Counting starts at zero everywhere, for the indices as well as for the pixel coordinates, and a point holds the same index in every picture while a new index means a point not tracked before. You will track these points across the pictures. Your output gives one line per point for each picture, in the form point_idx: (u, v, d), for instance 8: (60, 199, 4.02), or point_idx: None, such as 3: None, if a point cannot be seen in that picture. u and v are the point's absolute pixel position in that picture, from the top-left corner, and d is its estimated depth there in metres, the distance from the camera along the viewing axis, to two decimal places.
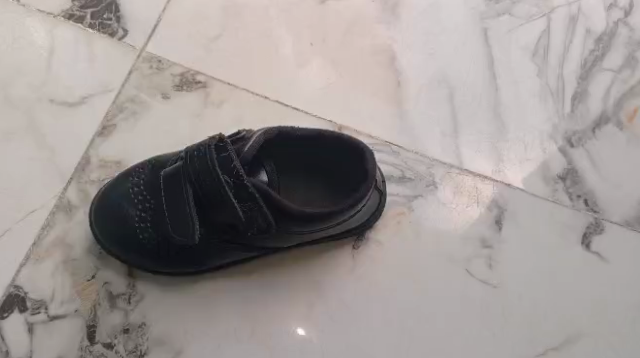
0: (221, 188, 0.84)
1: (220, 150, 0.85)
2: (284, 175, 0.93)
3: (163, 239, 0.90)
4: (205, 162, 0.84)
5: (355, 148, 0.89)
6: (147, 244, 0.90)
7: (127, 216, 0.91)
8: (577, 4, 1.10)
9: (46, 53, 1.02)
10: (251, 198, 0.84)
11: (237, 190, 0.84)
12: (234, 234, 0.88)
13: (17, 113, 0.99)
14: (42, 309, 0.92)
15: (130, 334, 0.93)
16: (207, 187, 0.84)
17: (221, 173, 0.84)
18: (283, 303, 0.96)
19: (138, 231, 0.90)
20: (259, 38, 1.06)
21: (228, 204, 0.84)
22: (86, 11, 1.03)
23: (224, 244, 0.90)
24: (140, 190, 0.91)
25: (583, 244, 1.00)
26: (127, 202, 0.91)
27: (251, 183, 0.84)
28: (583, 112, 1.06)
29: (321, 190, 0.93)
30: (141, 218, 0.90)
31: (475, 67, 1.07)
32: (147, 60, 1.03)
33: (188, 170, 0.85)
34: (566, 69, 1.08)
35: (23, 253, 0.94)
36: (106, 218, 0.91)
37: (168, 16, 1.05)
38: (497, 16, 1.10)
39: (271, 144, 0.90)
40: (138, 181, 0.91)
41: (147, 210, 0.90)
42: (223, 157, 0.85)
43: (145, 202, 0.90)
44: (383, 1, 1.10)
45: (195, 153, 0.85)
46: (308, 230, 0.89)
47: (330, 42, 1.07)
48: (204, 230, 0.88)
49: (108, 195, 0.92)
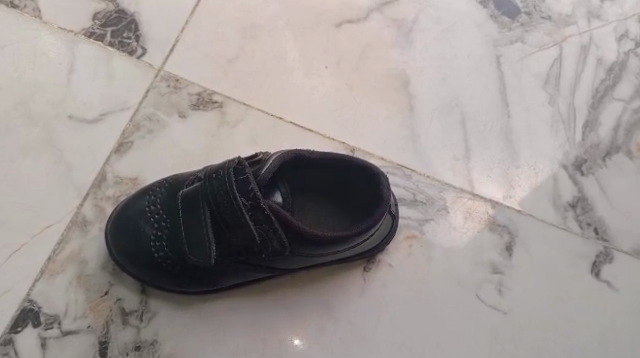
0: (238, 210, 0.85)
1: (238, 172, 0.86)
2: (298, 196, 0.94)
3: (178, 258, 0.91)
4: (223, 184, 0.85)
5: (371, 173, 0.91)
6: (162, 263, 0.91)
7: (143, 235, 0.92)
8: (589, 34, 1.12)
9: (66, 70, 1.03)
10: (268, 220, 0.86)
11: (253, 212, 0.86)
12: (249, 256, 0.90)
13: (36, 128, 1.00)
14: (55, 324, 0.93)
15: (141, 351, 0.94)
16: (225, 209, 0.85)
17: (239, 196, 0.85)
18: (293, 324, 0.96)
19: (153, 249, 0.91)
20: (275, 60, 1.08)
21: (244, 226, 0.86)
22: (106, 29, 1.05)
23: (238, 264, 0.91)
24: (156, 209, 0.92)
25: (593, 272, 1.01)
26: (143, 220, 0.92)
27: (268, 205, 0.85)
28: (593, 141, 1.07)
29: (335, 213, 0.94)
30: (157, 236, 0.91)
31: (488, 94, 1.09)
32: (165, 79, 1.04)
33: (206, 192, 0.86)
34: (577, 98, 1.09)
35: (38, 268, 0.95)
36: (122, 235, 0.93)
37: (186, 36, 1.07)
38: (510, 43, 1.11)
39: (286, 166, 0.92)
40: (155, 200, 0.93)
41: (163, 229, 0.91)
42: (241, 179, 0.86)
43: (161, 220, 0.91)
44: (398, 26, 1.11)
45: (213, 174, 0.86)
46: (322, 253, 0.90)
47: (345, 65, 1.09)
48: (219, 251, 0.89)
49: (125, 213, 0.93)
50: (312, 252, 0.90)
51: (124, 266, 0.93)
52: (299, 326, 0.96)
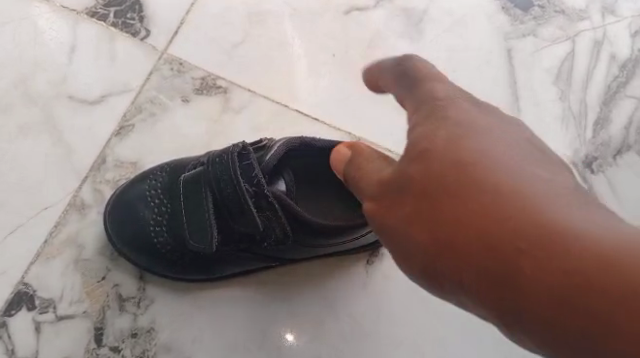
0: (241, 197, 0.82)
1: (242, 157, 0.84)
2: (303, 185, 0.92)
3: (178, 244, 0.89)
4: (227, 169, 0.83)
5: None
6: (161, 249, 0.90)
7: (142, 219, 0.90)
8: (603, 29, 1.10)
9: (68, 49, 1.01)
10: (271, 207, 0.83)
11: (257, 199, 0.83)
12: (249, 244, 0.88)
13: (35, 108, 0.98)
14: (50, 309, 0.91)
15: (137, 339, 0.92)
16: (227, 194, 0.83)
17: (243, 182, 0.82)
18: (293, 314, 0.94)
19: (152, 234, 0.90)
20: (282, 46, 1.05)
21: (247, 214, 0.83)
22: (109, 9, 1.02)
23: (239, 253, 0.89)
24: (157, 193, 0.91)
25: None
26: (144, 205, 0.91)
27: (272, 193, 0.83)
28: (605, 139, 1.05)
29: (340, 203, 0.92)
30: (157, 221, 0.90)
31: (498, 88, 1.06)
32: (169, 61, 1.02)
33: (209, 177, 0.85)
34: (589, 94, 1.07)
35: (33, 251, 0.93)
36: (121, 219, 0.91)
37: (191, 19, 1.04)
38: (522, 37, 1.09)
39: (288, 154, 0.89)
40: (155, 184, 0.91)
41: (163, 215, 0.90)
42: (245, 165, 0.83)
43: (162, 205, 0.90)
44: (408, 15, 1.08)
45: (217, 158, 0.85)
46: (326, 243, 0.88)
47: (353, 54, 1.06)
48: (220, 238, 0.87)
49: (124, 197, 0.92)
50: (315, 243, 0.88)
51: (121, 251, 0.91)
52: (298, 317, 0.94)
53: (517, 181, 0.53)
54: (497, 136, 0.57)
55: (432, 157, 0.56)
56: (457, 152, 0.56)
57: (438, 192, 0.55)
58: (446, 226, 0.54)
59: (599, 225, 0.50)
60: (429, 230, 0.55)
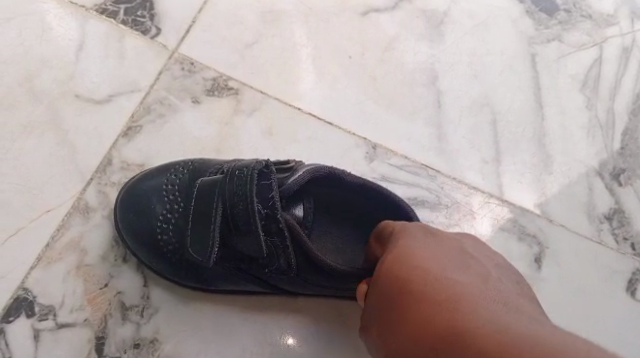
0: (252, 215, 0.79)
1: (262, 176, 0.80)
2: (322, 214, 0.88)
3: (179, 248, 0.86)
4: (244, 184, 0.80)
5: (402, 209, 0.84)
6: (162, 247, 0.86)
7: (150, 216, 0.87)
8: (632, 35, 1.05)
9: (75, 47, 0.97)
10: (279, 234, 0.81)
11: (267, 221, 0.81)
12: (251, 265, 0.85)
13: (40, 106, 0.94)
14: (50, 316, 0.88)
15: (140, 349, 0.88)
16: (238, 211, 0.80)
17: (256, 201, 0.80)
18: (299, 324, 0.92)
19: (157, 230, 0.86)
20: (296, 48, 1.01)
21: (254, 234, 0.80)
22: (119, 6, 0.98)
23: (238, 272, 0.86)
24: (173, 190, 0.87)
25: (629, 290, 0.96)
26: (156, 197, 0.87)
27: (284, 219, 0.80)
28: (633, 150, 1.01)
29: (356, 243, 0.88)
30: (165, 218, 0.86)
31: (521, 96, 1.02)
32: (179, 61, 0.98)
33: (224, 188, 0.81)
34: (617, 103, 1.03)
35: (34, 254, 0.89)
36: (131, 208, 0.88)
37: (203, 18, 1.00)
38: (547, 42, 1.04)
39: (313, 181, 0.85)
40: (174, 180, 0.87)
41: (174, 213, 0.86)
42: (264, 184, 0.80)
43: (174, 203, 0.86)
44: (429, 17, 1.04)
45: (237, 170, 0.81)
46: (330, 286, 0.85)
47: (369, 56, 1.02)
48: (221, 250, 0.84)
49: (137, 186, 0.88)
50: (318, 281, 0.85)
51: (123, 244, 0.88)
52: (304, 325, 0.92)
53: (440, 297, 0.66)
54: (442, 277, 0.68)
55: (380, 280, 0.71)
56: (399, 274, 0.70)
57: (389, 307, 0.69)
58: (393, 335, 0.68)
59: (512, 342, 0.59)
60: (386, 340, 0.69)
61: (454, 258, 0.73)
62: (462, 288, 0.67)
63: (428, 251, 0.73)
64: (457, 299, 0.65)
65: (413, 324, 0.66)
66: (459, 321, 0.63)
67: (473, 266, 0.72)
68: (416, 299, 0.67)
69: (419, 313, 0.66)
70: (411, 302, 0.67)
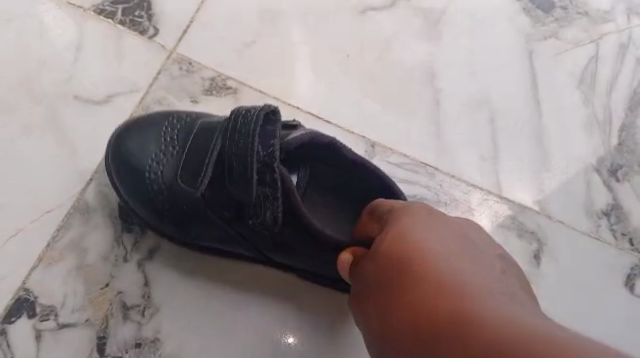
0: (248, 155, 0.79)
1: (267, 121, 0.80)
2: (315, 188, 0.89)
3: (167, 192, 0.86)
4: (247, 124, 0.80)
5: (394, 198, 0.85)
6: (149, 186, 0.86)
7: (146, 154, 0.87)
8: (628, 32, 1.06)
9: (74, 47, 0.97)
10: (272, 185, 0.79)
11: (263, 171, 0.79)
12: (234, 214, 0.84)
13: (39, 107, 0.94)
14: (51, 316, 0.88)
15: (141, 349, 0.89)
16: (237, 149, 0.79)
17: (257, 142, 0.79)
18: (302, 323, 0.92)
19: (148, 169, 0.87)
20: (294, 46, 1.02)
21: (247, 179, 0.79)
22: (117, 7, 0.99)
23: (222, 222, 0.85)
24: (173, 134, 0.88)
25: (628, 286, 0.96)
26: (154, 138, 0.88)
27: (280, 171, 0.79)
28: (631, 146, 1.01)
29: (347, 220, 0.88)
30: (157, 160, 0.87)
31: (519, 92, 1.03)
32: (177, 61, 0.98)
33: (226, 127, 0.82)
34: (614, 99, 1.03)
35: (35, 255, 0.89)
36: (126, 140, 0.88)
37: (201, 18, 1.00)
38: (544, 39, 1.05)
39: (316, 153, 0.85)
40: (175, 125, 0.88)
41: (168, 155, 0.87)
42: (268, 130, 0.80)
43: (171, 148, 0.87)
44: (426, 15, 1.04)
45: (243, 110, 0.81)
46: (307, 247, 0.85)
47: (367, 55, 1.02)
48: (209, 192, 0.83)
49: (135, 124, 0.89)
50: (298, 241, 0.84)
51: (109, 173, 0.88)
52: (304, 324, 0.92)
53: (442, 278, 0.65)
54: (444, 260, 0.68)
55: (382, 255, 0.71)
56: (401, 252, 0.69)
57: (386, 284, 0.69)
58: (387, 313, 0.67)
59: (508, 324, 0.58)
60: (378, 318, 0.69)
61: (463, 247, 0.72)
62: (462, 273, 0.66)
63: (437, 236, 0.71)
64: (455, 282, 0.64)
65: (413, 300, 0.65)
66: (455, 302, 0.62)
67: (482, 261, 0.71)
68: (420, 281, 0.66)
69: (416, 292, 0.65)
70: (411, 278, 0.66)
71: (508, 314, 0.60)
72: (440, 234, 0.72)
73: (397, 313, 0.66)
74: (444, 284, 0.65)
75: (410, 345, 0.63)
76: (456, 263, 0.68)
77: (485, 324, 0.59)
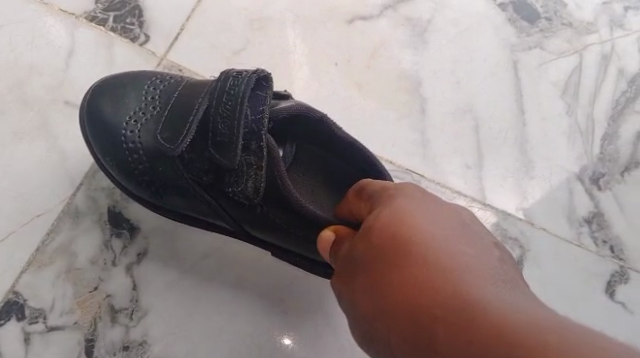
0: (237, 118, 0.80)
1: (258, 87, 0.82)
2: (300, 165, 0.90)
3: (144, 153, 0.86)
4: (238, 86, 0.81)
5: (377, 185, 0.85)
6: (123, 143, 0.87)
7: (126, 115, 0.87)
8: (611, 43, 1.07)
9: (65, 53, 0.98)
10: (258, 153, 0.81)
11: (250, 138, 0.81)
12: (211, 180, 0.84)
13: (30, 112, 0.95)
14: (40, 319, 0.90)
15: (129, 351, 0.90)
16: (225, 112, 0.81)
17: (246, 104, 0.80)
18: (289, 327, 0.94)
19: (125, 126, 0.87)
20: (283, 54, 1.03)
21: (234, 145, 0.81)
22: (108, 14, 0.99)
23: (198, 187, 0.85)
24: (153, 93, 0.88)
25: (608, 292, 0.99)
26: (134, 95, 0.88)
27: (266, 140, 0.80)
28: (612, 154, 1.03)
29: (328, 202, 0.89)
30: (135, 116, 0.87)
31: (503, 101, 1.04)
32: (168, 68, 1.00)
33: (214, 87, 0.83)
34: (596, 109, 1.05)
35: (24, 258, 0.91)
36: (103, 95, 0.89)
37: (191, 25, 1.02)
38: (529, 49, 1.06)
39: (306, 129, 0.86)
40: (156, 84, 0.89)
41: (146, 113, 0.87)
42: (259, 95, 0.82)
43: (151, 105, 0.87)
44: (413, 24, 1.06)
45: (233, 73, 0.83)
46: (275, 227, 0.84)
47: (355, 63, 1.04)
48: (190, 154, 0.84)
49: (112, 82, 0.90)
50: (267, 216, 0.84)
51: (86, 133, 0.89)
52: (290, 327, 0.94)
53: (444, 263, 0.64)
54: (442, 241, 0.66)
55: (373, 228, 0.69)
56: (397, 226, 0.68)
57: (379, 261, 0.67)
58: (381, 293, 0.66)
59: (519, 316, 0.58)
60: (368, 296, 0.67)
61: (455, 223, 0.69)
62: (461, 257, 0.65)
63: (428, 211, 0.69)
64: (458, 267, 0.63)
65: (412, 282, 0.64)
66: (458, 289, 0.61)
67: (476, 237, 0.68)
68: (421, 268, 0.64)
69: (415, 274, 0.64)
70: (411, 258, 0.65)
71: (512, 303, 0.60)
72: (434, 208, 0.70)
73: (393, 295, 0.65)
74: (437, 274, 0.63)
75: (408, 329, 0.63)
76: (453, 244, 0.66)
77: (486, 327, 0.58)
